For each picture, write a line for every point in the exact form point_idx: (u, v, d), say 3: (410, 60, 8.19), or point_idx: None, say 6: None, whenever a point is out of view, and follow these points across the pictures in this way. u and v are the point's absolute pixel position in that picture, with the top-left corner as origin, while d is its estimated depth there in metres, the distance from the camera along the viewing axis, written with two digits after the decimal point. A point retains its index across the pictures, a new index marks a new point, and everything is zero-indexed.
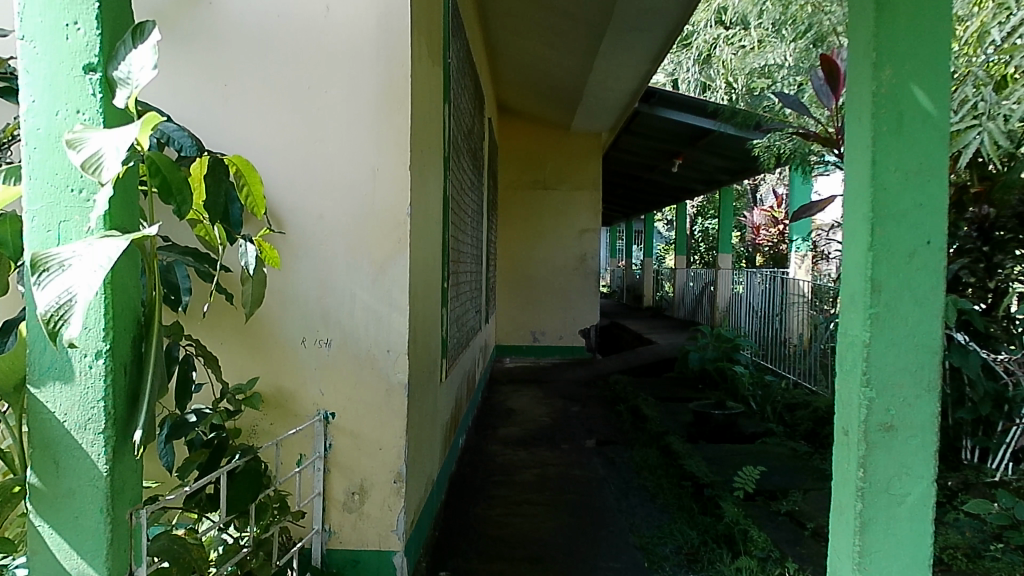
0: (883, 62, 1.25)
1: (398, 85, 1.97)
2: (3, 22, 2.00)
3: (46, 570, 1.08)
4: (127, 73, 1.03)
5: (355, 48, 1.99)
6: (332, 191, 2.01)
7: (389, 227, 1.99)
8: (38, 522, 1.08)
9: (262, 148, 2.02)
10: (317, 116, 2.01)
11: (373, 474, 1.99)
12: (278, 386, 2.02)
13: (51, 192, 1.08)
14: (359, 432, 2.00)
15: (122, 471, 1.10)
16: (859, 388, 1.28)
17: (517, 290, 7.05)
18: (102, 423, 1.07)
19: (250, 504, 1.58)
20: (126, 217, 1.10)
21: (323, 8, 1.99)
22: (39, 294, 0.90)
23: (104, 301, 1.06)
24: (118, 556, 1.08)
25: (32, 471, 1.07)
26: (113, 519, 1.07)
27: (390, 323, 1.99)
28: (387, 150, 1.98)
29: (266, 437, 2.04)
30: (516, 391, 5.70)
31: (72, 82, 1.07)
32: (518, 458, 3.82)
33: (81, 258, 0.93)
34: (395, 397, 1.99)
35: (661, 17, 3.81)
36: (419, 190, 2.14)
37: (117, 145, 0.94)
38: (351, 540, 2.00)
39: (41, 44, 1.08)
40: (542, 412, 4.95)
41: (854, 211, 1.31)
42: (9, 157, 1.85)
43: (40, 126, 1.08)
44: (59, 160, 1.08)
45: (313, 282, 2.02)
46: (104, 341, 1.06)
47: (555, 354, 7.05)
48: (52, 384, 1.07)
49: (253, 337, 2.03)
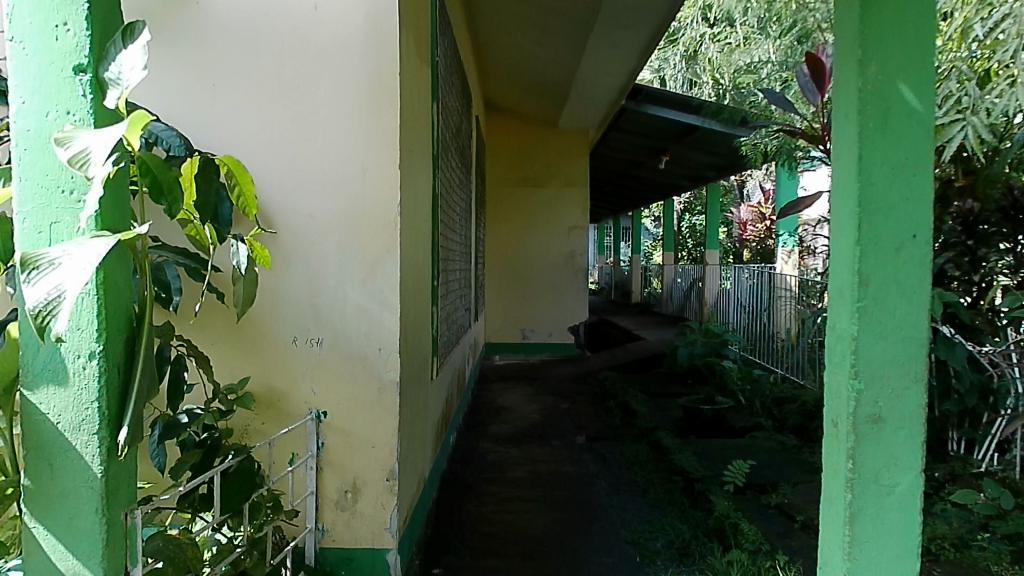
0: (869, 59, 1.26)
1: (388, 82, 1.97)
2: None
3: (42, 569, 1.08)
4: (117, 73, 1.02)
5: (341, 46, 1.98)
6: (323, 190, 2.00)
7: (379, 226, 1.99)
8: (33, 524, 1.08)
9: (254, 148, 2.02)
10: (306, 117, 2.01)
11: (365, 472, 2.00)
12: (269, 386, 2.02)
13: (41, 194, 1.08)
14: (351, 430, 2.00)
15: (117, 473, 1.09)
16: (848, 380, 1.29)
17: (506, 287, 7.04)
18: (96, 423, 1.06)
19: (244, 503, 1.58)
20: (118, 217, 1.09)
21: (311, 7, 1.99)
22: (28, 291, 0.90)
23: (96, 302, 1.05)
24: (113, 556, 1.08)
25: (26, 473, 1.07)
26: (108, 520, 1.07)
27: (381, 322, 1.99)
28: (377, 148, 1.98)
29: (258, 437, 2.04)
30: (506, 388, 5.71)
31: (62, 83, 1.07)
32: (509, 455, 3.82)
33: (71, 255, 0.92)
34: (387, 395, 1.99)
35: (647, 14, 3.82)
36: (409, 188, 2.14)
37: (105, 142, 0.93)
38: (346, 539, 2.00)
39: (30, 45, 1.07)
40: (532, 409, 4.96)
41: (842, 206, 1.32)
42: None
43: (30, 127, 1.08)
44: (50, 160, 1.08)
45: (305, 283, 2.01)
46: (97, 342, 1.06)
47: (545, 351, 7.07)
48: (44, 385, 1.07)
49: (243, 337, 2.03)
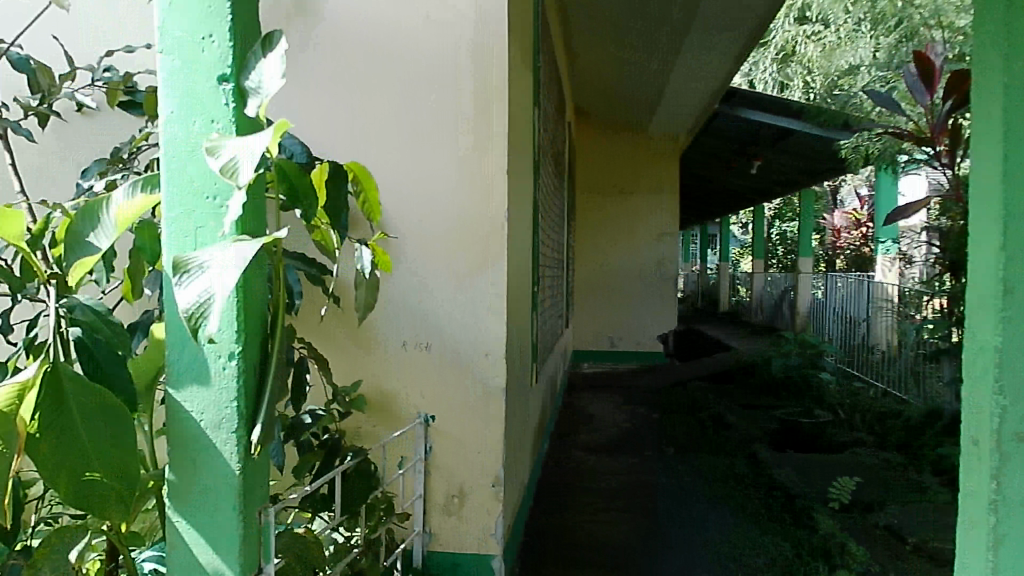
0: (1015, 55, 1.19)
1: (496, 89, 1.98)
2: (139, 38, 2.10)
3: (183, 563, 1.12)
4: (258, 82, 1.05)
5: (451, 53, 2.01)
6: (431, 195, 2.03)
7: (485, 231, 2.00)
8: (175, 518, 1.12)
9: (365, 155, 2.06)
10: (415, 124, 2.03)
11: (472, 477, 2.01)
12: (380, 389, 2.06)
13: (188, 200, 1.12)
14: (458, 435, 2.01)
15: (253, 471, 1.13)
16: (991, 396, 1.22)
17: (593, 294, 6.99)
18: (235, 422, 1.09)
19: (362, 504, 1.61)
20: (256, 223, 1.13)
21: (422, 16, 2.02)
22: (181, 294, 0.93)
23: (237, 305, 1.09)
24: (248, 552, 1.11)
25: (169, 468, 1.12)
26: (245, 518, 1.10)
27: (488, 328, 2.00)
28: (484, 154, 2.00)
29: (369, 440, 2.07)
30: (595, 396, 5.65)
31: (208, 93, 1.11)
32: (602, 465, 3.78)
33: (218, 259, 0.95)
34: (493, 401, 2.00)
35: (749, 15, 3.72)
36: (516, 194, 2.14)
37: (251, 151, 0.97)
38: (451, 543, 2.02)
39: (178, 57, 1.12)
40: (622, 418, 4.90)
41: (983, 211, 1.25)
42: (138, 167, 1.94)
43: (177, 136, 1.12)
44: (193, 167, 1.12)
45: (413, 288, 2.04)
46: (236, 343, 1.09)
47: (633, 359, 7.00)
48: (188, 385, 1.11)
49: (355, 340, 2.07)
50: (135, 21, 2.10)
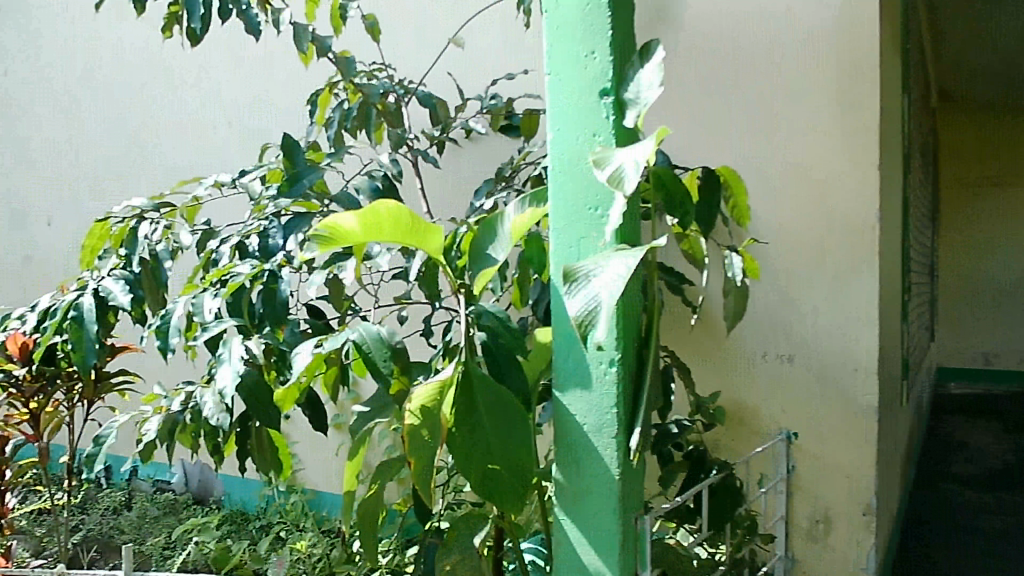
0: None
1: (866, 84, 1.85)
2: (512, 67, 2.30)
3: (568, 558, 1.27)
4: (636, 92, 1.14)
5: (816, 46, 1.90)
6: (792, 199, 1.94)
7: (853, 237, 1.88)
8: (561, 518, 1.27)
9: (721, 158, 2.00)
10: (776, 124, 1.95)
11: (839, 504, 1.91)
12: (738, 401, 2.02)
13: (571, 213, 1.24)
14: (825, 456, 1.92)
15: (629, 478, 1.24)
16: None
17: (960, 302, 6.16)
18: (615, 427, 1.22)
19: (727, 521, 1.60)
20: (632, 231, 1.22)
21: (783, 11, 1.93)
22: (570, 301, 0.99)
23: (616, 322, 1.20)
24: (630, 555, 1.23)
25: (555, 466, 1.27)
26: (625, 522, 1.23)
27: (858, 341, 1.88)
28: (853, 153, 1.87)
29: (727, 454, 2.04)
30: (966, 421, 4.97)
31: (590, 107, 1.22)
32: (981, 500, 3.31)
33: (604, 269, 1.00)
34: (864, 421, 1.88)
35: None
36: (887, 195, 1.97)
37: (636, 159, 1.03)
38: (816, 570, 1.93)
39: (559, 73, 1.25)
40: (1003, 448, 4.25)
41: None
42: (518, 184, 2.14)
43: (559, 151, 1.25)
44: (578, 180, 1.24)
45: (775, 297, 1.97)
46: (615, 353, 1.21)
47: (1012, 379, 6.04)
48: (571, 388, 1.25)
49: (712, 349, 2.05)
50: (510, 53, 2.30)
